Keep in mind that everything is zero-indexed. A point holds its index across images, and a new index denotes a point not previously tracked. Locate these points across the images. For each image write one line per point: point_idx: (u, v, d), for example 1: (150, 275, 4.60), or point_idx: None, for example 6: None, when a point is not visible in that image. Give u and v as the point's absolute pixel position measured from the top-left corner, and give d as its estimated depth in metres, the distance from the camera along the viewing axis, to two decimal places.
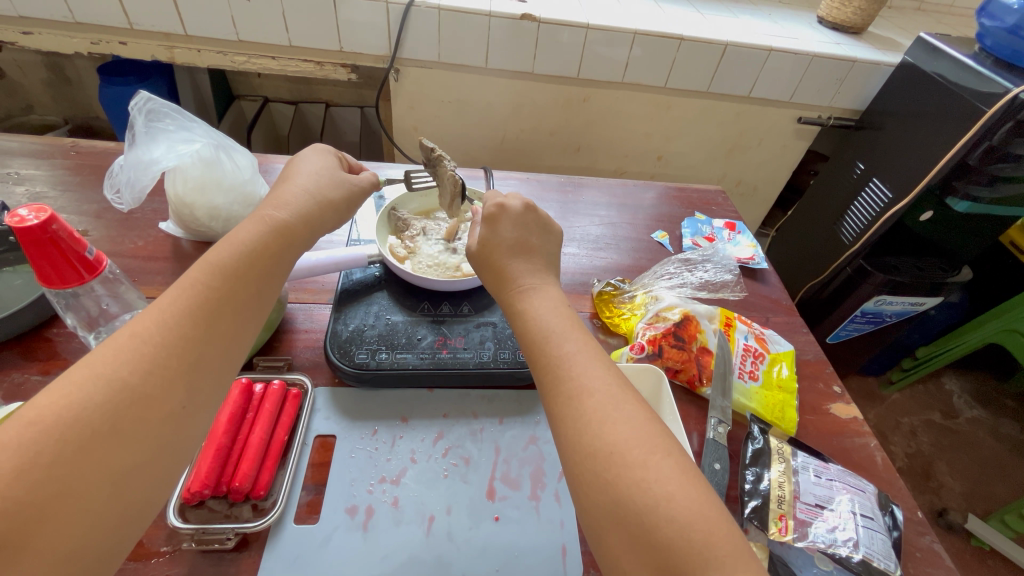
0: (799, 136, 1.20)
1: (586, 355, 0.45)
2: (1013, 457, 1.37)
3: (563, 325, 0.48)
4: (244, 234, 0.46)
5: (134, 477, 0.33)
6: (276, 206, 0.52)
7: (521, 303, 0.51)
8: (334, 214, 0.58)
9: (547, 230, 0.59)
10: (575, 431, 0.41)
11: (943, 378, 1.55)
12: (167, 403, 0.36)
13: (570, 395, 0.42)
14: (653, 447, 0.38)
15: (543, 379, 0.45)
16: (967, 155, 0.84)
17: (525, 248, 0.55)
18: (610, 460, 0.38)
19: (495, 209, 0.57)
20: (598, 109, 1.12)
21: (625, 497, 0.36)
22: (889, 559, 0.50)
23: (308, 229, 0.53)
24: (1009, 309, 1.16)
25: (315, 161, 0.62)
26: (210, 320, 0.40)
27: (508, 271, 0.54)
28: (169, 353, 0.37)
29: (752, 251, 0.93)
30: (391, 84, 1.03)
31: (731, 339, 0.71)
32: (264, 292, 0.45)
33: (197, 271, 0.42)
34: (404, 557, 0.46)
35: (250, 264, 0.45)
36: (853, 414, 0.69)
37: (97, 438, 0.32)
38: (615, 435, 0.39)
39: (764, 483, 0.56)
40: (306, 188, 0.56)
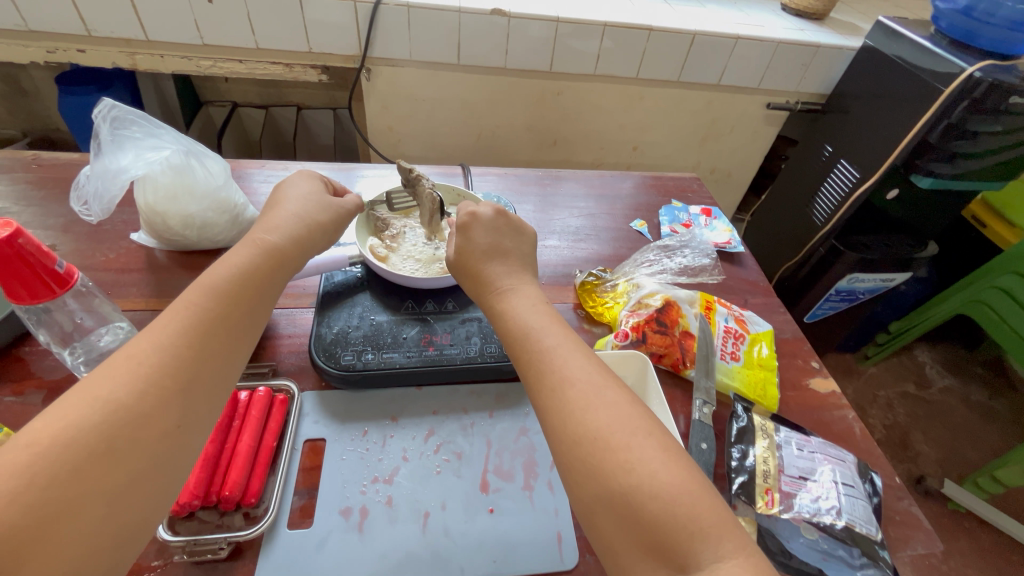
0: (769, 122, 1.23)
1: (568, 347, 0.40)
2: (984, 423, 1.41)
3: (544, 321, 0.43)
4: (236, 257, 0.43)
5: (128, 494, 0.31)
6: (267, 229, 0.48)
7: (500, 304, 0.45)
8: (322, 236, 0.53)
9: (521, 232, 0.52)
10: (559, 419, 0.36)
11: (915, 350, 1.59)
12: (163, 420, 0.33)
13: (552, 384, 0.38)
14: (634, 428, 0.35)
15: (527, 374, 0.40)
16: (927, 134, 0.86)
17: (503, 251, 0.49)
18: (594, 446, 0.34)
19: (467, 217, 0.50)
20: (571, 102, 1.13)
21: (610, 481, 0.33)
22: (871, 524, 0.46)
23: (298, 253, 0.48)
24: (976, 281, 1.21)
25: (302, 185, 0.55)
26: (204, 338, 0.37)
27: (485, 275, 0.47)
28: (163, 372, 0.35)
29: (730, 235, 0.78)
30: (363, 83, 1.04)
31: (712, 322, 0.61)
32: (257, 306, 0.42)
33: (191, 295, 0.39)
34: (400, 556, 0.42)
35: (246, 282, 0.42)
36: (832, 388, 0.60)
37: (93, 458, 0.30)
38: (598, 419, 0.35)
39: (748, 462, 0.49)
40: (295, 211, 0.51)
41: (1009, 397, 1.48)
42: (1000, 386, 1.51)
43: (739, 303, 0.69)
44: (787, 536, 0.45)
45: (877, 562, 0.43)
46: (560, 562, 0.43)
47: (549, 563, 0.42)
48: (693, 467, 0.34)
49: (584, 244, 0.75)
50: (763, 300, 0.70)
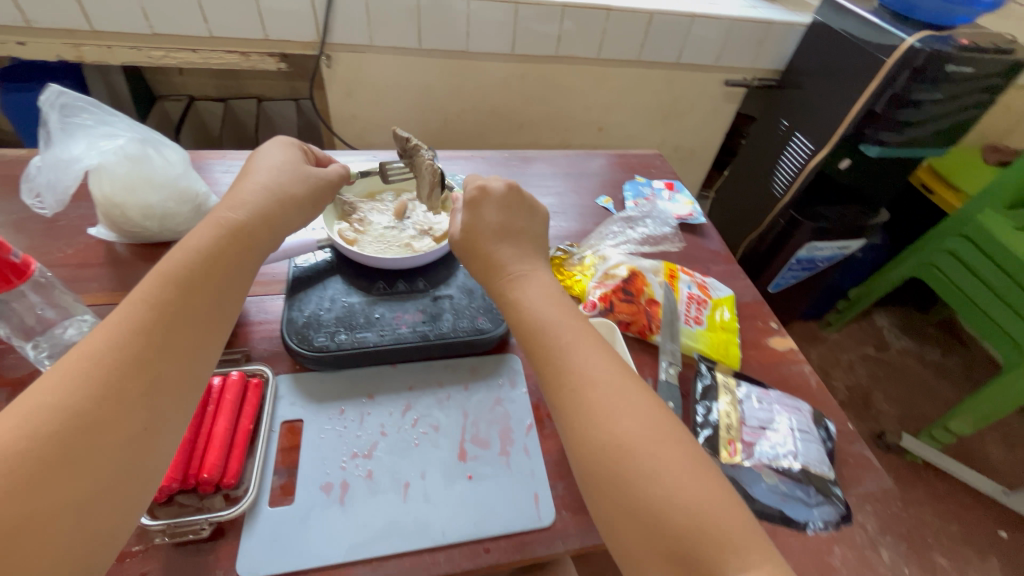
0: (728, 99, 1.26)
1: (587, 349, 0.42)
2: (938, 379, 1.50)
3: (561, 316, 0.44)
4: (196, 239, 0.44)
5: (95, 501, 0.32)
6: (231, 206, 0.48)
7: (513, 292, 0.47)
8: (298, 211, 0.53)
9: (533, 211, 0.54)
10: (583, 422, 0.38)
11: (874, 315, 1.66)
12: (128, 425, 0.34)
13: (573, 386, 0.40)
14: (659, 434, 0.37)
15: (546, 374, 0.42)
16: (873, 104, 0.91)
17: (516, 232, 0.51)
18: (618, 453, 0.36)
19: (476, 193, 0.52)
20: (535, 85, 1.13)
21: (634, 489, 0.35)
22: (825, 464, 0.49)
23: (268, 231, 0.49)
24: (928, 244, 1.28)
25: (275, 153, 0.55)
26: (164, 336, 0.38)
27: (495, 259, 0.49)
28: (122, 375, 0.35)
29: (691, 208, 0.80)
30: (324, 71, 1.03)
31: (675, 289, 0.64)
32: (223, 301, 0.43)
33: (144, 288, 0.40)
34: (383, 524, 0.43)
35: (201, 269, 0.42)
36: (789, 345, 0.64)
37: (53, 468, 0.31)
38: (622, 426, 0.37)
39: (712, 417, 0.52)
40: (264, 183, 0.51)
41: (960, 355, 1.57)
42: (952, 344, 1.60)
43: (701, 271, 0.71)
44: (750, 481, 0.48)
45: (830, 498, 0.47)
46: (538, 520, 0.45)
47: (527, 522, 0.45)
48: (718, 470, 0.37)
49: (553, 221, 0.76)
50: (724, 267, 0.73)
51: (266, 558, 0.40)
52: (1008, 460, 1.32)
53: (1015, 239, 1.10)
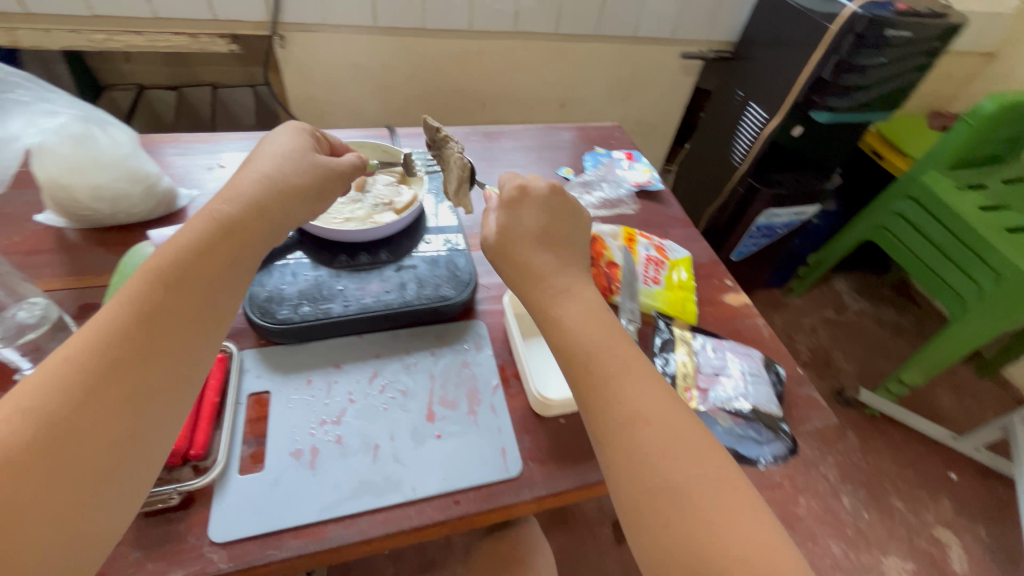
0: (685, 72, 1.28)
1: (638, 379, 0.40)
2: (893, 337, 1.58)
3: (604, 338, 0.43)
4: (182, 237, 0.42)
5: (79, 509, 0.31)
6: (227, 197, 0.47)
7: (555, 310, 0.45)
8: (300, 202, 0.52)
9: (575, 216, 0.54)
10: (629, 458, 0.36)
11: (833, 280, 1.73)
12: (112, 433, 0.33)
13: (623, 421, 0.38)
14: (713, 479, 0.35)
15: (588, 400, 0.40)
16: (821, 71, 0.94)
17: (554, 239, 0.50)
18: (674, 498, 0.34)
19: (516, 193, 0.51)
20: (495, 62, 1.13)
21: (692, 540, 0.33)
22: (774, 404, 0.53)
23: (264, 222, 0.48)
24: (877, 208, 1.34)
25: (283, 142, 0.54)
26: (151, 340, 0.37)
27: (532, 266, 0.47)
28: (107, 380, 0.34)
29: (649, 175, 0.82)
30: (278, 51, 1.00)
31: (634, 252, 0.66)
32: (212, 306, 0.41)
33: (133, 287, 0.38)
34: (355, 484, 0.44)
35: (187, 268, 0.41)
36: (743, 300, 0.67)
37: (34, 477, 0.30)
38: (676, 468, 0.35)
39: (670, 367, 0.55)
40: (265, 173, 0.50)
41: (913, 313, 1.66)
42: (905, 304, 1.69)
43: (659, 235, 0.74)
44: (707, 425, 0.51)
45: (778, 434, 0.51)
46: (505, 471, 0.47)
47: (495, 473, 0.47)
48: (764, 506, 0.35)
49: None
50: (682, 231, 0.76)
51: (237, 522, 0.41)
52: (956, 407, 1.41)
53: (956, 199, 1.17)
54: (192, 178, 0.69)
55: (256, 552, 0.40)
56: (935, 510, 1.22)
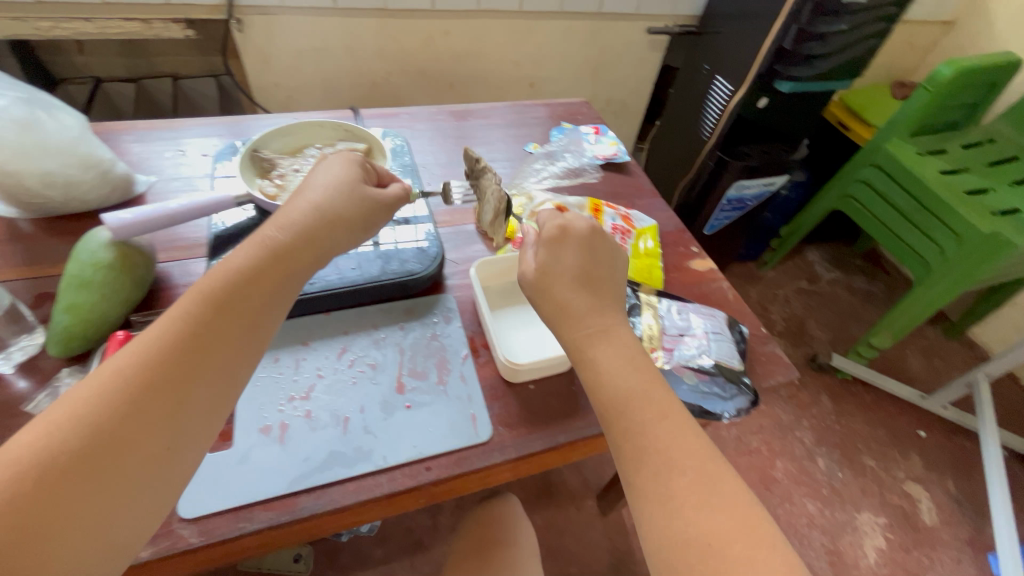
0: (652, 48, 1.29)
1: (673, 425, 0.39)
2: (864, 304, 1.63)
3: (644, 384, 0.41)
4: (235, 261, 0.41)
5: (112, 516, 0.31)
6: (278, 226, 0.44)
7: (591, 349, 0.43)
8: (345, 234, 0.48)
9: (615, 256, 0.50)
10: (666, 511, 0.36)
11: (806, 251, 1.77)
12: (152, 444, 0.33)
13: (656, 470, 0.37)
14: (753, 540, 0.34)
15: (622, 447, 0.39)
16: (783, 39, 0.96)
17: (595, 279, 0.47)
18: (706, 553, 0.34)
19: (556, 230, 0.48)
20: (461, 42, 1.13)
21: None
22: (736, 359, 0.54)
23: (310, 253, 0.45)
24: (844, 177, 1.36)
25: (338, 167, 0.51)
26: (197, 357, 0.36)
27: (571, 307, 0.45)
28: (153, 395, 0.34)
29: (616, 148, 0.83)
30: (236, 36, 0.98)
31: (599, 221, 0.67)
32: (257, 325, 0.40)
33: (186, 303, 0.38)
34: (326, 455, 0.45)
35: (239, 289, 0.40)
36: (709, 265, 0.68)
37: (76, 483, 0.30)
38: (710, 522, 0.35)
39: (636, 330, 0.56)
40: (313, 204, 0.47)
41: (883, 281, 1.71)
42: (875, 272, 1.73)
43: (627, 206, 0.74)
44: (673, 383, 0.52)
45: (740, 388, 0.52)
46: (475, 436, 0.48)
47: (465, 439, 0.47)
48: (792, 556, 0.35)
49: None
50: (649, 201, 0.76)
51: (208, 497, 0.41)
52: (925, 368, 1.46)
53: (920, 166, 1.19)
54: (150, 165, 0.68)
55: (227, 526, 0.40)
56: (905, 466, 1.25)
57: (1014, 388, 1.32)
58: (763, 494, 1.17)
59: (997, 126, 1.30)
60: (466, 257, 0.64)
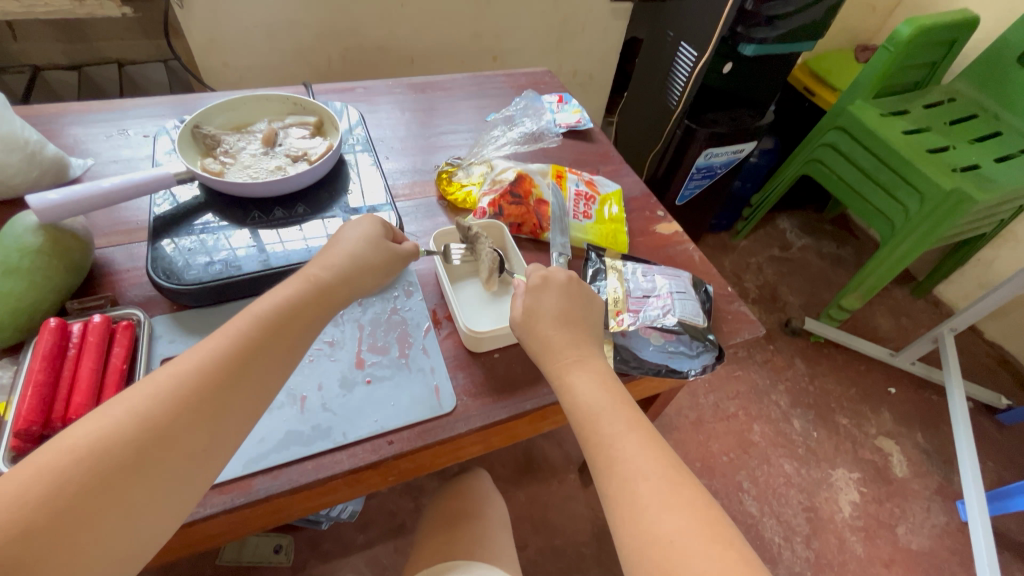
0: (616, 16, 1.27)
1: (638, 436, 0.40)
2: (834, 269, 1.66)
3: (614, 402, 0.42)
4: (282, 295, 0.41)
5: (148, 511, 0.32)
6: (322, 265, 0.45)
7: (566, 376, 0.44)
8: (371, 283, 0.48)
9: (592, 301, 0.50)
10: (632, 512, 0.36)
11: (777, 219, 1.78)
12: (192, 444, 0.34)
13: (622, 476, 0.38)
14: (713, 537, 0.34)
15: (593, 458, 0.40)
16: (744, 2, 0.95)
17: (577, 320, 0.48)
18: (670, 552, 0.34)
19: (538, 281, 0.49)
20: (417, 14, 1.08)
21: None
22: (699, 317, 0.54)
23: (345, 293, 0.45)
24: (809, 142, 1.38)
25: (376, 219, 0.51)
26: (242, 368, 0.37)
27: (552, 342, 0.46)
28: (200, 398, 0.35)
29: (579, 116, 0.81)
30: (177, 13, 0.93)
31: (563, 188, 0.65)
32: (299, 343, 0.41)
33: (242, 322, 0.39)
34: (281, 436, 0.43)
35: (292, 316, 0.41)
36: (675, 229, 0.68)
37: (122, 474, 0.31)
38: (673, 523, 0.35)
39: (602, 294, 0.55)
40: (348, 253, 0.46)
41: (853, 245, 1.73)
42: (845, 237, 1.76)
43: (591, 173, 0.73)
44: (640, 346, 0.52)
45: (705, 345, 0.52)
46: (439, 409, 0.46)
47: (429, 412, 0.46)
48: (755, 555, 0.34)
49: (442, 141, 0.75)
50: (614, 168, 0.75)
51: None
52: (893, 327, 1.50)
53: (883, 128, 1.21)
54: (86, 147, 0.64)
55: None
56: (877, 423, 1.29)
57: (977, 341, 1.36)
58: (742, 457, 1.19)
59: (958, 86, 1.31)
60: (427, 228, 0.63)
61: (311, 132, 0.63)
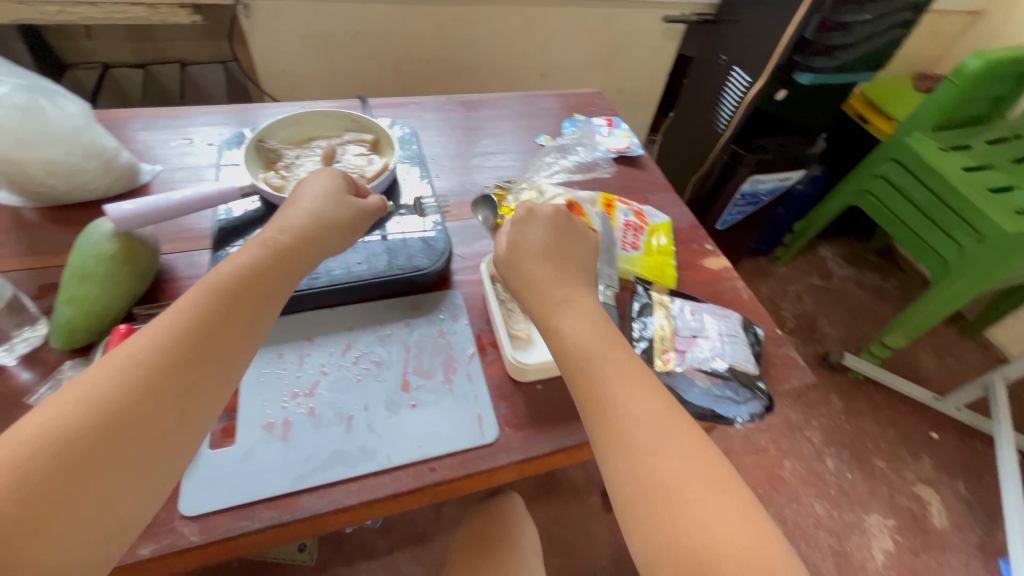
0: (667, 37, 1.25)
1: (633, 379, 0.39)
2: (877, 301, 1.60)
3: (604, 344, 0.41)
4: (242, 258, 0.42)
5: (118, 496, 0.31)
6: (279, 228, 0.45)
7: (553, 320, 0.43)
8: (337, 239, 0.49)
9: (581, 237, 0.51)
10: (627, 457, 0.35)
11: (818, 247, 1.73)
12: (160, 422, 0.34)
13: (617, 422, 0.37)
14: (709, 482, 0.34)
15: (585, 403, 0.39)
16: (805, 29, 0.93)
17: (563, 254, 0.48)
18: (666, 497, 0.34)
19: (525, 212, 0.50)
20: (470, 29, 1.10)
21: (684, 536, 0.32)
22: (751, 363, 0.53)
23: (310, 253, 0.46)
24: (859, 173, 1.34)
25: (324, 179, 0.52)
26: (205, 341, 0.37)
27: (538, 281, 0.46)
28: (163, 377, 0.34)
29: (629, 141, 0.80)
30: (242, 22, 0.97)
31: (612, 217, 0.65)
32: (264, 312, 0.41)
33: (195, 294, 0.39)
34: (329, 453, 0.44)
35: (253, 280, 0.41)
36: (723, 264, 0.67)
37: (89, 458, 0.30)
38: (672, 469, 0.34)
39: (648, 331, 0.55)
40: (309, 209, 0.48)
41: (897, 278, 1.67)
42: (890, 269, 1.69)
43: (639, 201, 0.72)
44: (684, 387, 0.51)
45: (755, 393, 0.51)
46: (480, 438, 0.47)
47: (470, 440, 0.47)
48: (749, 492, 0.34)
49: (491, 162, 0.75)
50: (662, 196, 0.74)
51: (208, 495, 0.41)
52: (939, 368, 1.43)
53: (941, 161, 1.16)
54: (155, 154, 0.67)
55: (229, 524, 0.40)
56: (915, 468, 1.24)
57: None
58: (770, 494, 1.15)
59: None
60: (474, 251, 0.63)
61: (367, 149, 0.65)
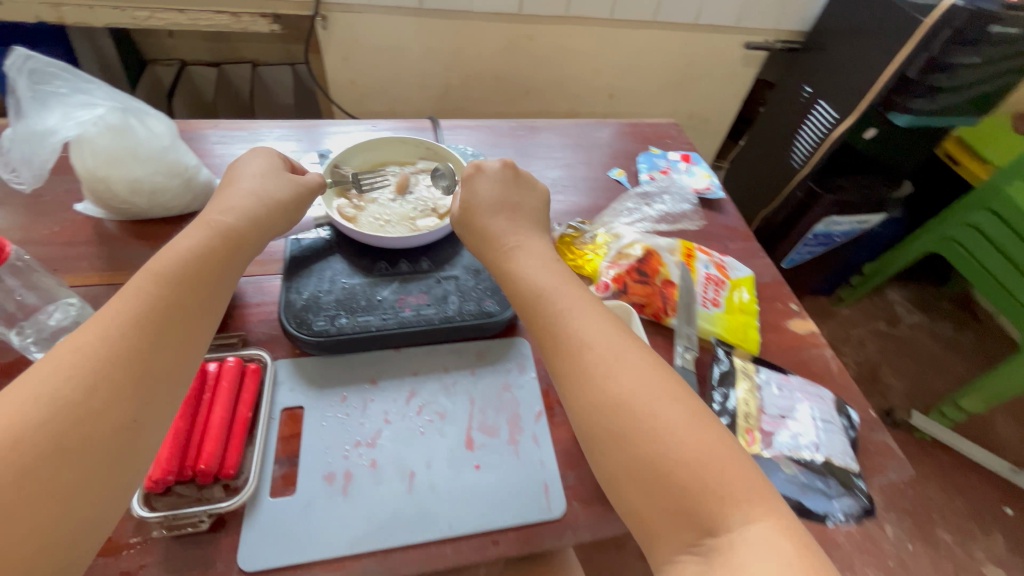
0: (747, 63, 1.19)
1: (583, 306, 0.41)
2: (949, 354, 1.48)
3: (557, 281, 0.43)
4: (187, 242, 0.42)
5: (76, 507, 0.30)
6: (220, 211, 0.47)
7: (507, 264, 0.46)
8: (284, 216, 0.51)
9: (530, 187, 0.53)
10: (581, 380, 0.37)
11: (886, 289, 1.61)
12: (116, 416, 0.32)
13: (569, 349, 0.38)
14: (657, 392, 0.35)
15: (542, 334, 0.41)
16: (908, 69, 0.85)
17: (512, 205, 0.51)
18: (618, 413, 0.35)
19: (473, 169, 0.52)
20: (542, 48, 1.07)
21: (637, 446, 0.33)
22: (848, 457, 0.49)
23: (258, 233, 0.48)
24: (947, 219, 1.23)
25: (260, 160, 0.53)
26: (158, 329, 0.37)
27: (491, 231, 0.48)
28: (114, 364, 0.34)
29: (709, 181, 0.76)
30: (319, 33, 0.97)
31: (692, 269, 0.60)
32: (212, 298, 0.41)
33: (140, 280, 0.38)
34: (389, 514, 0.42)
35: (199, 264, 0.41)
36: (810, 328, 0.61)
37: (40, 461, 0.29)
38: (622, 384, 0.36)
39: (732, 405, 0.51)
40: (250, 189, 0.50)
41: (974, 330, 1.54)
42: (966, 319, 1.56)
43: (719, 249, 0.68)
44: (768, 471, 0.47)
45: (852, 491, 0.47)
46: (547, 511, 0.44)
47: (536, 511, 0.44)
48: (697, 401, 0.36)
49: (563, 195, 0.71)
50: (743, 244, 0.69)
51: (263, 551, 0.39)
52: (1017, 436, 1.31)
53: None
54: None
55: None
56: (986, 546, 1.13)
57: None
58: None
59: None
60: None
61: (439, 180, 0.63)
